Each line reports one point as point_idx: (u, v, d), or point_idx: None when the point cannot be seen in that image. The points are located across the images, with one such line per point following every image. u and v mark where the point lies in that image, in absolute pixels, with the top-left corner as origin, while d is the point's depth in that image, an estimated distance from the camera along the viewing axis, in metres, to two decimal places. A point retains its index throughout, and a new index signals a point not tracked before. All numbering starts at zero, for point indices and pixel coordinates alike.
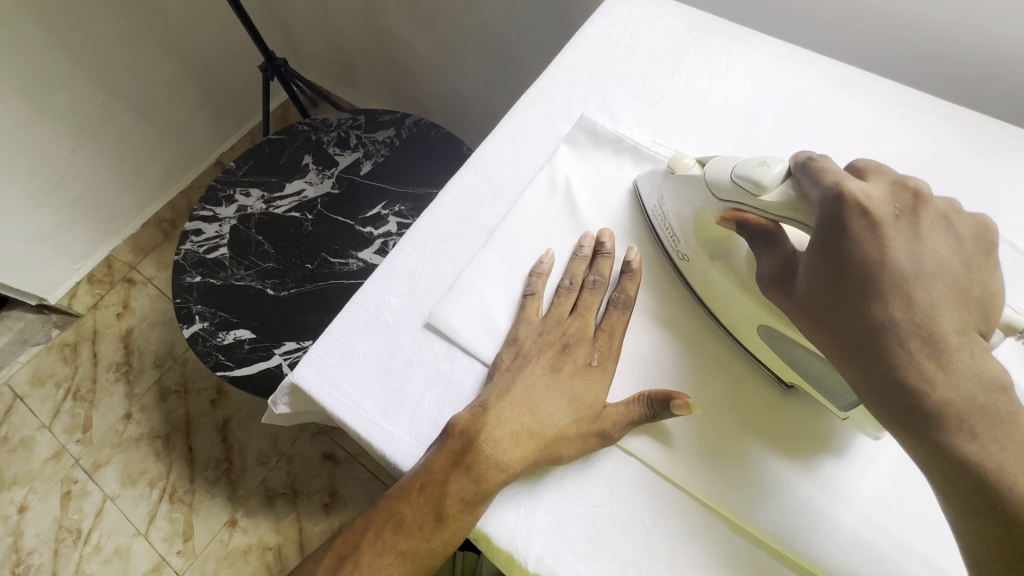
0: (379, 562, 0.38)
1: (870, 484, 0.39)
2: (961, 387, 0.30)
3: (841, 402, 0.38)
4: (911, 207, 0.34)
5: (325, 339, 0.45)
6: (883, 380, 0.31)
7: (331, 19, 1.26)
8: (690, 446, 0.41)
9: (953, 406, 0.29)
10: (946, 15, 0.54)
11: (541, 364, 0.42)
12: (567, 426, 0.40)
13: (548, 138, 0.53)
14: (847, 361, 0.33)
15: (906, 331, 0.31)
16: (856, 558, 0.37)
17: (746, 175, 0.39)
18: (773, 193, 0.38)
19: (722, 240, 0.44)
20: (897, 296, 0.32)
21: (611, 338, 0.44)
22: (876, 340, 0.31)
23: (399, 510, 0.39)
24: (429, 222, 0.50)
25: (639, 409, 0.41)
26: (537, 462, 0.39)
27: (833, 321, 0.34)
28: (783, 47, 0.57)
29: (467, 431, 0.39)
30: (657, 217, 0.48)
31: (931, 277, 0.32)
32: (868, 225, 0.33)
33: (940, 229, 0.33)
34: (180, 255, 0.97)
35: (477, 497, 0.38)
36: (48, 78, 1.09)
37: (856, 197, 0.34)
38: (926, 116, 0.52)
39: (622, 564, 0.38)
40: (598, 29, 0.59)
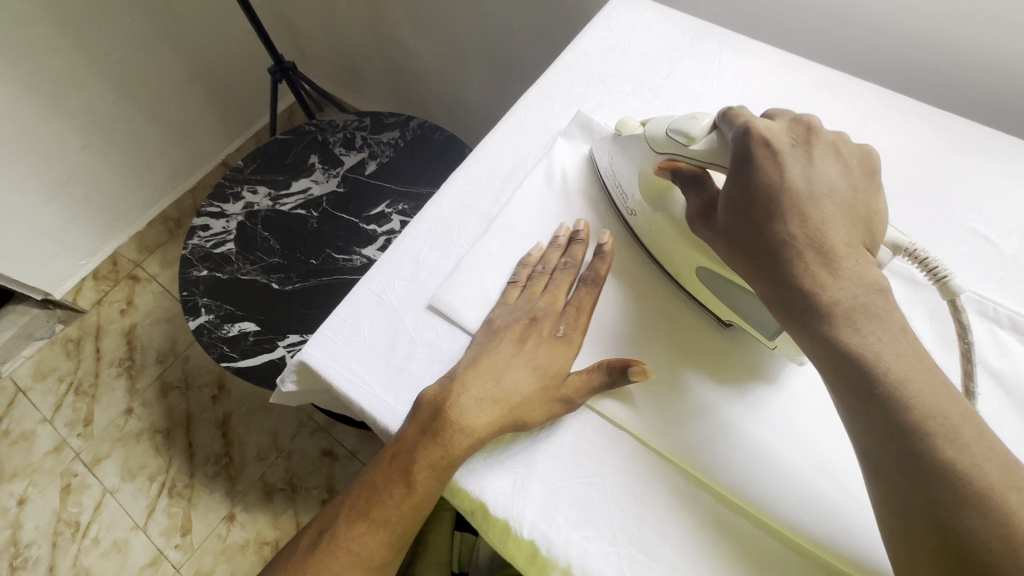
0: (354, 531, 0.41)
1: (823, 438, 0.41)
2: (849, 288, 0.35)
3: (766, 330, 0.42)
4: (805, 138, 0.39)
5: (331, 319, 0.47)
6: (787, 290, 0.36)
7: (339, 25, 1.30)
8: (653, 419, 0.43)
9: (841, 305, 0.34)
10: (926, 24, 0.57)
11: (508, 339, 0.44)
12: (531, 394, 0.42)
13: (547, 134, 0.56)
14: (758, 276, 0.38)
15: (800, 244, 0.36)
16: (819, 513, 0.39)
17: (677, 129, 0.44)
18: (701, 143, 0.43)
19: (662, 193, 0.47)
20: (794, 214, 0.37)
21: (579, 314, 0.46)
22: (778, 253, 0.37)
23: (374, 479, 0.42)
24: (433, 211, 0.53)
25: (599, 377, 0.43)
26: (503, 428, 0.42)
27: (746, 242, 0.38)
28: (773, 52, 0.60)
29: (436, 402, 0.42)
30: (609, 180, 0.51)
31: (821, 197, 0.37)
32: (770, 156, 0.38)
33: (831, 158, 0.39)
34: (188, 249, 0.99)
35: (444, 463, 0.40)
36: (63, 77, 1.12)
37: (761, 132, 0.39)
38: (907, 118, 0.55)
39: (613, 533, 0.40)
40: (596, 33, 0.62)
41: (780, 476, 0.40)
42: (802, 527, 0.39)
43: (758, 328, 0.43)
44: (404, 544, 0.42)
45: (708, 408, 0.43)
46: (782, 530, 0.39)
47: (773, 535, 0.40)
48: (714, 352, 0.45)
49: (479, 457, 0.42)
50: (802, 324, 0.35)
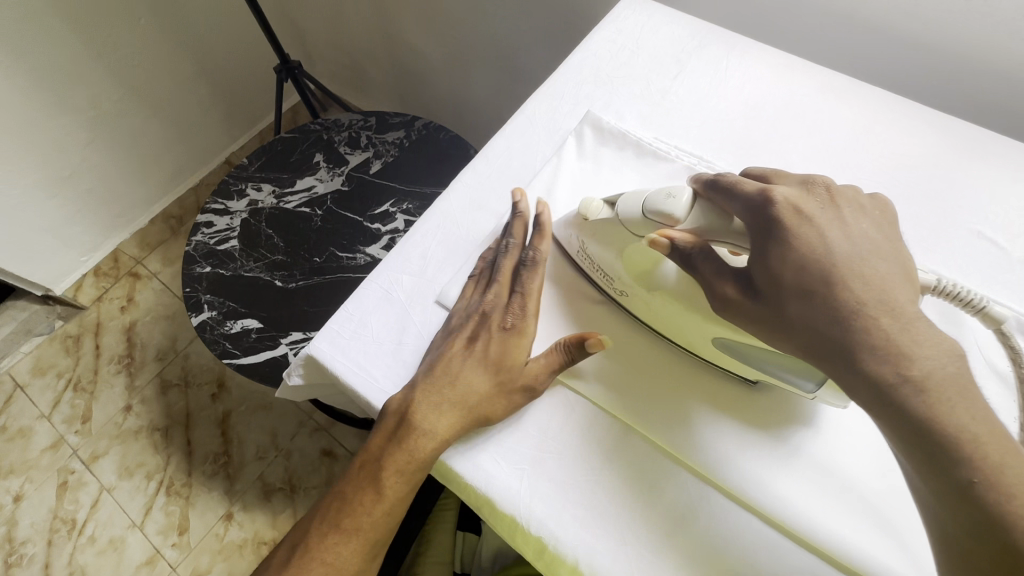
0: (326, 542, 0.41)
1: (808, 432, 0.42)
2: (933, 353, 0.32)
3: (807, 385, 0.40)
4: (827, 199, 0.38)
5: (339, 313, 0.47)
6: (872, 371, 0.32)
7: (345, 26, 1.31)
8: (619, 424, 0.43)
9: (933, 373, 0.31)
10: (932, 30, 0.57)
11: (460, 341, 0.44)
12: (487, 391, 0.42)
13: (556, 133, 0.56)
14: (834, 366, 0.33)
15: (872, 311, 0.33)
16: (808, 513, 0.39)
17: (656, 209, 0.41)
18: (686, 222, 0.41)
19: (650, 270, 0.44)
20: (851, 279, 0.34)
21: (527, 300, 0.45)
22: (848, 333, 0.33)
23: (342, 489, 0.42)
24: (442, 207, 0.53)
25: (555, 359, 0.43)
26: (465, 427, 0.42)
27: (804, 317, 0.35)
28: (780, 56, 0.60)
29: (399, 410, 0.42)
30: (586, 261, 0.48)
31: (867, 255, 0.35)
32: (803, 223, 0.36)
33: (857, 215, 0.38)
34: (191, 245, 0.99)
35: (413, 467, 0.41)
36: (69, 72, 1.13)
37: (784, 197, 0.37)
38: (913, 122, 0.55)
39: (620, 528, 0.40)
40: (605, 34, 0.62)
41: (775, 474, 0.40)
42: (806, 526, 0.39)
43: (797, 385, 0.40)
44: (380, 547, 0.42)
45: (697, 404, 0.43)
46: (788, 530, 0.39)
47: (783, 534, 0.39)
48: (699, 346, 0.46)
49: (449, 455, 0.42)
50: (894, 407, 0.31)
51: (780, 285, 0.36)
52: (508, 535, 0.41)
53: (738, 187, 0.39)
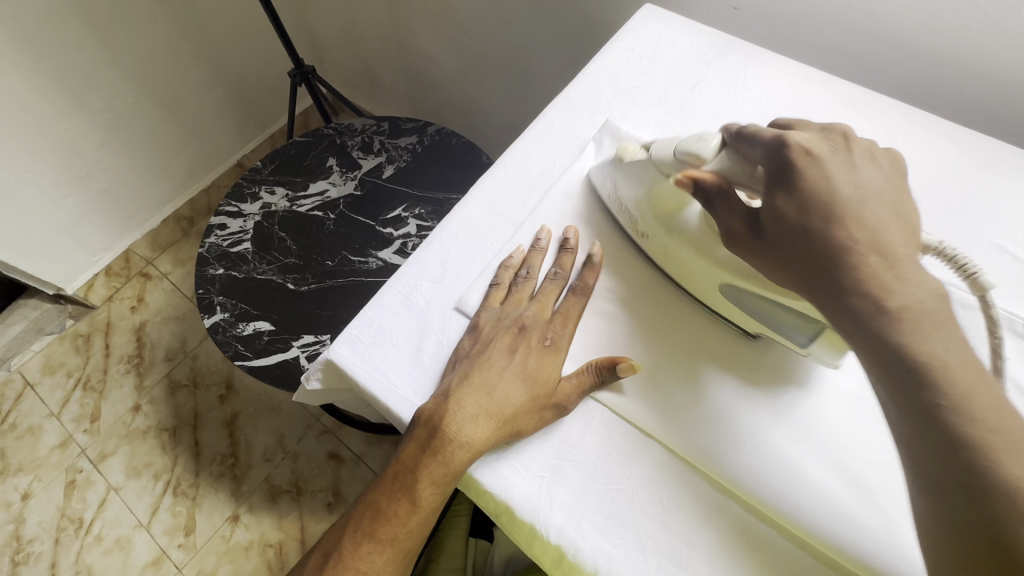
0: (361, 551, 0.41)
1: (839, 444, 0.41)
2: (916, 291, 0.34)
3: (800, 338, 0.42)
4: (842, 145, 0.39)
5: (359, 318, 0.48)
6: (857, 306, 0.34)
7: (359, 32, 1.32)
8: (652, 436, 0.43)
9: (910, 310, 0.33)
10: (951, 43, 0.58)
11: (498, 348, 0.45)
12: (522, 403, 0.42)
13: (574, 141, 0.57)
14: (829, 303, 0.35)
15: (864, 250, 0.35)
16: (843, 526, 0.38)
17: (686, 150, 0.44)
18: (712, 163, 0.43)
19: (675, 212, 0.46)
20: (849, 219, 0.36)
21: (566, 320, 0.47)
22: (843, 263, 0.35)
23: (375, 500, 0.42)
24: (461, 214, 0.53)
25: (589, 377, 0.44)
26: (498, 439, 0.42)
27: (797, 249, 0.37)
28: (798, 68, 0.60)
29: (432, 419, 0.42)
30: (615, 204, 0.51)
31: (871, 200, 0.37)
32: (813, 164, 0.38)
33: (868, 162, 0.39)
34: (205, 247, 1.00)
35: (447, 478, 0.41)
36: (86, 74, 1.14)
37: (798, 141, 0.38)
38: (931, 135, 0.55)
39: (640, 538, 0.39)
40: (623, 44, 0.63)
41: (810, 490, 0.39)
42: (836, 541, 0.38)
43: (791, 338, 0.43)
44: (413, 557, 0.42)
45: (728, 414, 0.43)
46: (816, 545, 0.39)
47: (805, 548, 0.39)
48: (721, 351, 0.46)
49: (478, 467, 0.42)
50: (868, 340, 0.34)
51: (828, 308, 0.35)
52: (530, 545, 0.41)
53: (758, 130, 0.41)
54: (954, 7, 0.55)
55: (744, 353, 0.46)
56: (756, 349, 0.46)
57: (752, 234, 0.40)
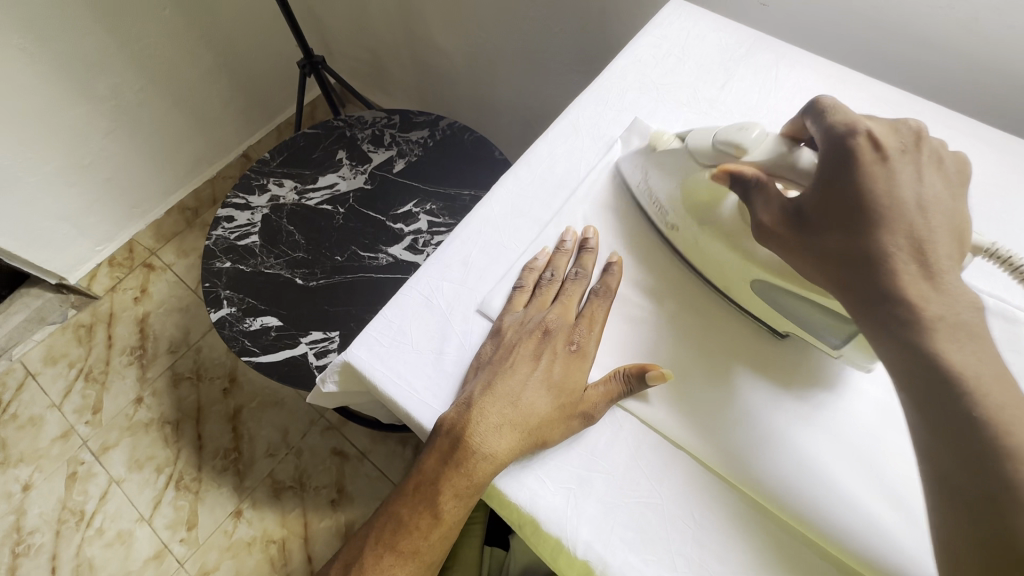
0: (382, 564, 0.40)
1: (880, 461, 0.39)
2: (952, 302, 0.33)
3: (833, 339, 0.41)
4: (912, 143, 0.37)
5: (378, 320, 0.46)
6: (886, 309, 0.34)
7: (370, 22, 1.29)
8: (685, 450, 0.41)
9: (947, 318, 0.33)
10: (992, 46, 0.56)
11: (522, 353, 0.43)
12: (548, 412, 0.41)
13: (599, 140, 0.55)
14: (849, 299, 0.36)
15: (904, 255, 0.34)
16: (885, 547, 0.37)
17: (728, 140, 0.43)
18: (754, 152, 0.42)
19: (708, 206, 0.46)
20: (897, 223, 0.35)
21: (592, 323, 0.45)
22: (879, 266, 0.34)
23: (396, 512, 0.41)
24: (483, 213, 0.51)
25: (617, 386, 0.42)
26: (522, 450, 0.40)
27: (835, 244, 0.36)
28: (833, 67, 0.58)
29: (454, 430, 0.40)
30: (645, 196, 0.50)
31: (926, 208, 0.35)
32: (878, 161, 0.36)
33: (934, 166, 0.37)
34: (211, 240, 0.98)
35: (470, 491, 0.39)
36: (92, 60, 1.12)
37: (866, 134, 0.37)
38: (973, 140, 0.53)
39: (669, 556, 0.38)
40: (650, 39, 0.61)
41: (852, 509, 0.38)
42: (878, 562, 0.36)
43: (823, 339, 0.42)
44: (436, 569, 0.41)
45: (763, 427, 0.41)
46: (858, 567, 0.37)
47: (845, 569, 0.38)
48: (754, 356, 0.44)
49: (503, 478, 0.40)
50: (899, 342, 0.33)
51: (856, 300, 0.35)
52: (554, 559, 0.40)
53: (836, 115, 0.39)
54: (996, 8, 0.53)
55: (780, 360, 0.44)
56: (787, 353, 0.44)
57: (791, 225, 0.39)
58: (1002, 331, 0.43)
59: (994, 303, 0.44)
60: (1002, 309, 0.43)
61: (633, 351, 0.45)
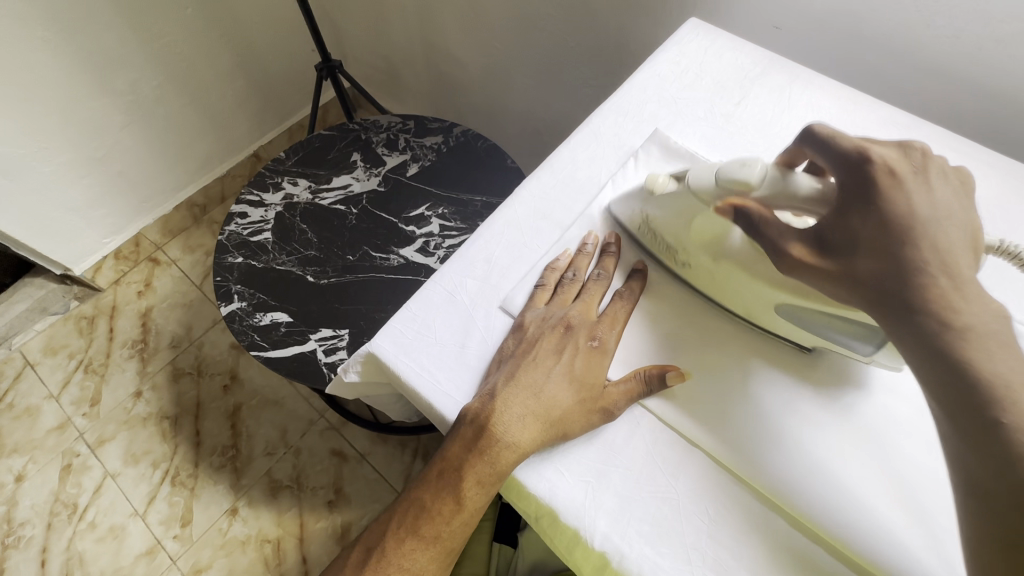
0: (404, 548, 0.41)
1: (890, 466, 0.40)
2: (981, 311, 0.33)
3: (866, 347, 0.41)
4: (921, 164, 0.39)
5: (403, 313, 0.47)
6: (923, 325, 0.33)
7: (387, 29, 1.32)
8: (705, 451, 0.42)
9: (975, 328, 0.32)
10: (993, 71, 0.59)
11: (546, 348, 0.45)
12: (569, 405, 0.42)
13: (620, 149, 0.56)
14: (881, 309, 0.35)
15: (933, 269, 0.34)
16: (892, 548, 0.38)
17: (730, 178, 0.43)
18: (761, 188, 0.42)
19: (714, 241, 0.45)
20: (923, 239, 0.35)
21: (613, 322, 0.46)
22: (911, 278, 0.34)
23: (419, 497, 0.42)
24: (507, 214, 0.53)
25: (638, 384, 0.43)
26: (544, 442, 0.41)
27: (865, 268, 0.36)
28: (843, 89, 0.60)
29: (479, 419, 0.41)
30: (647, 230, 0.49)
31: (943, 225, 0.36)
32: (894, 185, 0.38)
33: (944, 184, 0.38)
34: (224, 235, 0.99)
35: (491, 479, 0.40)
36: (112, 55, 1.14)
37: (880, 159, 0.38)
38: (977, 163, 0.54)
39: (685, 550, 0.39)
40: (669, 55, 0.63)
41: (861, 510, 0.39)
42: (887, 563, 0.38)
43: (855, 348, 0.42)
44: (455, 557, 0.42)
45: (778, 428, 0.42)
46: (870, 568, 0.38)
47: (851, 565, 0.39)
48: (768, 355, 0.46)
49: (525, 469, 0.41)
50: (930, 350, 0.33)
51: (892, 316, 0.35)
52: (569, 550, 0.40)
53: (837, 138, 0.41)
54: (999, 39, 0.56)
55: (794, 360, 0.45)
56: (800, 355, 0.45)
57: (816, 253, 0.39)
58: None
59: None
60: (1007, 324, 0.45)
61: (655, 352, 0.46)
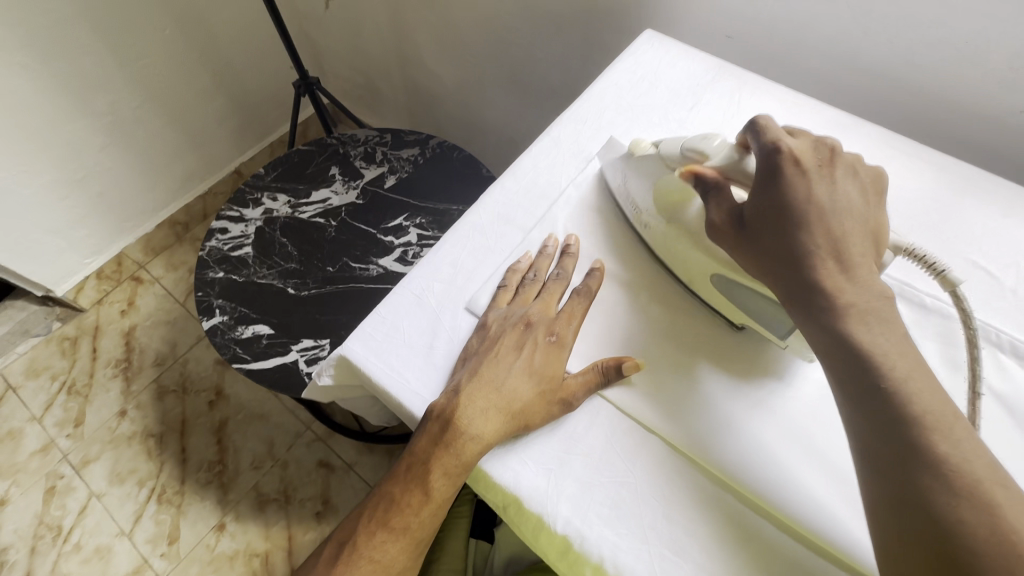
0: (375, 541, 0.42)
1: (830, 442, 0.43)
2: (864, 291, 0.38)
3: (780, 330, 0.45)
4: (828, 158, 0.43)
5: (372, 317, 0.49)
6: (838, 310, 0.38)
7: (363, 46, 1.35)
8: (661, 438, 0.44)
9: (857, 305, 0.38)
10: (926, 73, 0.63)
11: (507, 344, 0.47)
12: (531, 397, 0.44)
13: (579, 155, 0.59)
14: (776, 280, 0.41)
15: (822, 252, 0.40)
16: (832, 519, 0.40)
17: (691, 147, 0.48)
18: (715, 157, 0.47)
19: (678, 205, 0.49)
20: (817, 224, 0.40)
21: (571, 318, 0.49)
22: (800, 256, 0.40)
23: (389, 491, 0.44)
24: (472, 219, 0.55)
25: (596, 375, 0.46)
26: (507, 433, 0.43)
27: (758, 242, 0.42)
28: (788, 93, 0.64)
29: (445, 413, 0.43)
30: (623, 197, 0.54)
31: (842, 213, 0.41)
32: (798, 172, 0.41)
33: (849, 178, 0.42)
34: (205, 251, 1.01)
35: (457, 470, 0.42)
36: (91, 77, 1.15)
37: (789, 150, 0.42)
38: (913, 159, 0.58)
39: (642, 530, 0.41)
40: (625, 65, 0.67)
41: (802, 485, 0.42)
42: (828, 535, 0.40)
43: (769, 328, 0.46)
44: (424, 548, 0.44)
45: (726, 414, 0.45)
46: (813, 540, 0.40)
47: (801, 540, 0.41)
48: (720, 346, 0.48)
49: (490, 460, 0.43)
50: (819, 325, 0.38)
51: (784, 291, 0.41)
52: (533, 536, 0.42)
53: (770, 129, 0.43)
54: (930, 43, 0.60)
55: (742, 350, 0.48)
56: (748, 347, 0.48)
57: (730, 225, 0.44)
58: (933, 326, 0.48)
59: (931, 301, 0.49)
60: (938, 308, 0.48)
61: (613, 346, 0.49)
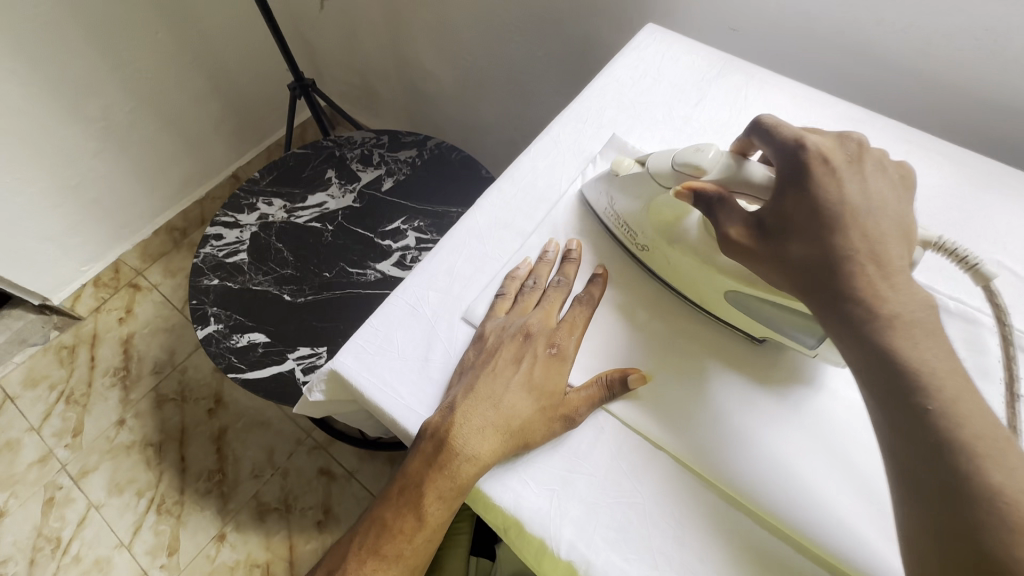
0: (366, 569, 0.40)
1: (849, 457, 0.41)
2: (908, 299, 0.35)
3: (807, 340, 0.43)
4: (856, 153, 0.40)
5: (365, 328, 0.47)
6: (860, 319, 0.35)
7: (359, 46, 1.33)
8: (670, 454, 0.42)
9: (901, 316, 0.35)
10: (941, 63, 0.60)
11: (505, 356, 0.44)
12: (530, 414, 0.42)
13: (580, 155, 0.57)
14: (811, 292, 0.37)
15: (862, 256, 0.36)
16: (853, 542, 0.38)
17: (684, 162, 0.44)
18: (712, 173, 0.44)
19: (673, 222, 0.47)
20: (852, 227, 0.37)
21: (572, 329, 0.46)
22: (841, 263, 0.36)
23: (381, 515, 0.41)
24: (468, 225, 0.53)
25: (599, 389, 0.43)
26: (505, 452, 0.41)
27: (795, 251, 0.38)
28: (798, 87, 0.61)
29: (439, 433, 0.41)
30: (612, 218, 0.51)
31: (877, 213, 0.38)
32: (828, 172, 0.39)
33: (878, 174, 0.40)
34: (200, 258, 0.99)
35: (453, 493, 0.40)
36: (84, 82, 1.14)
37: (814, 147, 0.40)
38: (930, 155, 0.55)
39: (651, 555, 0.39)
40: (627, 61, 0.64)
41: (819, 504, 0.39)
42: (848, 558, 0.37)
43: (800, 341, 0.43)
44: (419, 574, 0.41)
45: (738, 429, 0.42)
46: (833, 563, 0.38)
47: (820, 565, 0.38)
48: (729, 356, 0.46)
49: (488, 482, 0.41)
50: (856, 340, 0.35)
51: (822, 303, 0.37)
52: (535, 560, 0.40)
53: (779, 129, 0.42)
54: (947, 33, 0.58)
55: (754, 359, 0.46)
56: (762, 357, 0.46)
57: (755, 238, 0.40)
58: (960, 332, 0.45)
59: (956, 306, 0.46)
60: (963, 312, 0.46)
61: (618, 357, 0.46)
